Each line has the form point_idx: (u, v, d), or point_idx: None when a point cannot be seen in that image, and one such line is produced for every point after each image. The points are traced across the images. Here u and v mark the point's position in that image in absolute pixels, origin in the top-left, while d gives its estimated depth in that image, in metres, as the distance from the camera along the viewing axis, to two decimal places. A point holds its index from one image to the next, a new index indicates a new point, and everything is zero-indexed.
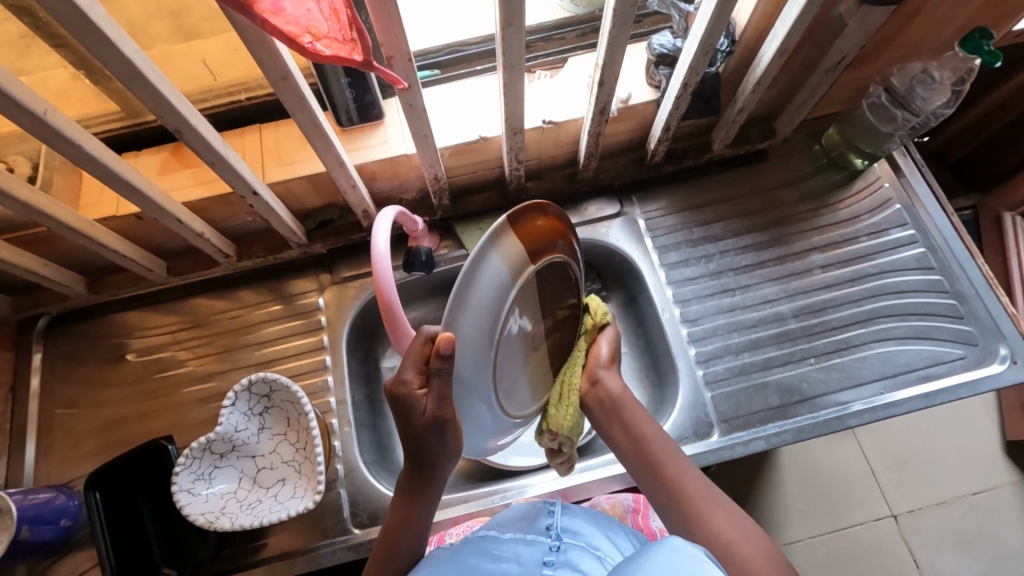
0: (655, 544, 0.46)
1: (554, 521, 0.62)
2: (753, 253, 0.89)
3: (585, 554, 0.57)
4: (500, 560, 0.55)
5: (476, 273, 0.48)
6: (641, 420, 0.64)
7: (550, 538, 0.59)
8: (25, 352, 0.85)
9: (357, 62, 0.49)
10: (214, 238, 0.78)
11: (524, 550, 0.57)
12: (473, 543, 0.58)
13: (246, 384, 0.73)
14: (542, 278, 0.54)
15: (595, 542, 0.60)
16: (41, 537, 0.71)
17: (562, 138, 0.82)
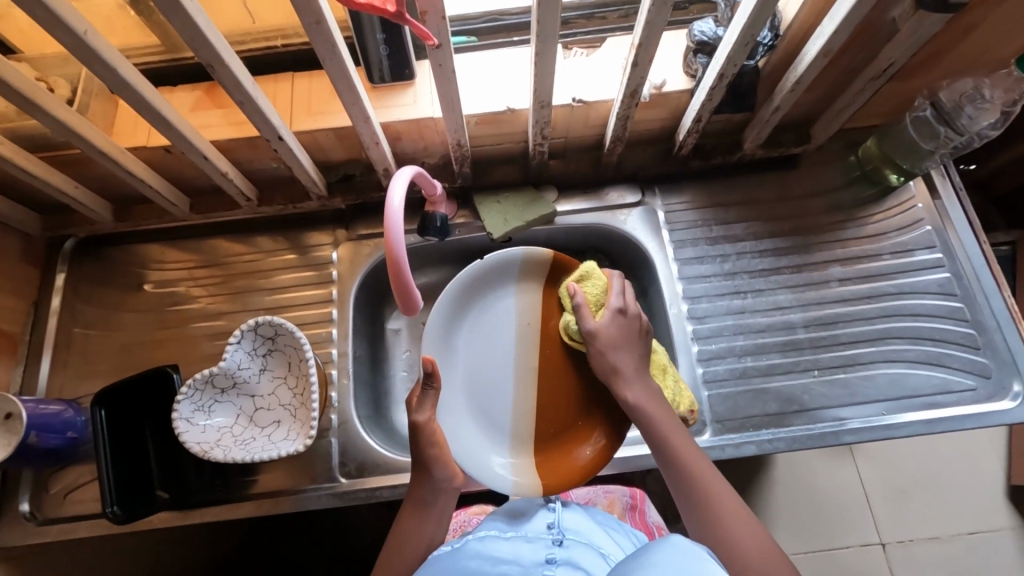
0: (654, 545, 0.47)
1: (556, 519, 0.64)
2: (771, 258, 0.87)
3: (584, 553, 0.60)
4: (500, 563, 0.57)
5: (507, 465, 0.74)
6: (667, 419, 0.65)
7: (551, 535, 0.61)
8: (49, 271, 0.88)
9: (390, 12, 0.50)
10: (238, 180, 0.80)
11: (522, 550, 0.58)
12: (475, 544, 0.59)
13: (251, 325, 0.74)
14: (559, 410, 0.76)
15: (598, 541, 0.63)
16: (47, 444, 0.74)
17: (592, 118, 0.81)
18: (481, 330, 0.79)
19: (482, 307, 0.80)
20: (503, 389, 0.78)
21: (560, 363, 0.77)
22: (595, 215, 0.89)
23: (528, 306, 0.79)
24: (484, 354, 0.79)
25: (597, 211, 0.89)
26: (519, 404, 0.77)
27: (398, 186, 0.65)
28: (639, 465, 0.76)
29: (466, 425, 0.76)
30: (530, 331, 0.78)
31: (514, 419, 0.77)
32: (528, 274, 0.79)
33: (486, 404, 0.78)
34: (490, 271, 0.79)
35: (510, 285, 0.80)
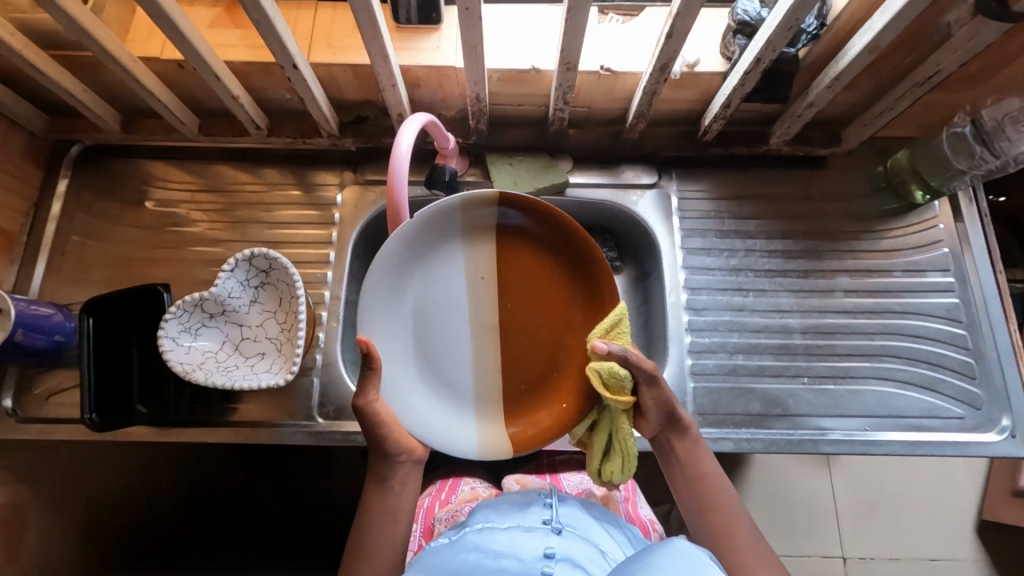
0: (661, 546, 0.51)
1: (551, 513, 0.67)
2: (780, 259, 0.85)
3: (580, 548, 0.62)
4: (500, 556, 0.58)
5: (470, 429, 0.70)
6: (694, 445, 0.65)
7: (548, 528, 0.64)
8: (52, 175, 0.88)
9: None
10: (249, 106, 0.78)
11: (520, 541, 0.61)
12: (474, 536, 0.61)
13: (247, 255, 0.74)
14: (518, 370, 0.71)
15: (592, 535, 0.67)
16: (32, 344, 0.74)
17: (618, 91, 0.78)
18: (429, 294, 0.69)
19: (428, 264, 0.69)
20: (457, 353, 0.70)
21: (521, 321, 0.70)
22: (606, 192, 0.87)
23: (481, 260, 0.70)
24: (434, 316, 0.70)
25: (610, 188, 0.87)
26: (476, 367, 0.71)
27: (406, 126, 0.65)
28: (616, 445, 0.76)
29: (422, 398, 0.69)
30: (485, 288, 0.70)
31: (472, 383, 0.71)
32: (477, 225, 0.69)
33: (439, 371, 0.70)
34: (432, 224, 0.67)
35: (459, 235, 0.69)
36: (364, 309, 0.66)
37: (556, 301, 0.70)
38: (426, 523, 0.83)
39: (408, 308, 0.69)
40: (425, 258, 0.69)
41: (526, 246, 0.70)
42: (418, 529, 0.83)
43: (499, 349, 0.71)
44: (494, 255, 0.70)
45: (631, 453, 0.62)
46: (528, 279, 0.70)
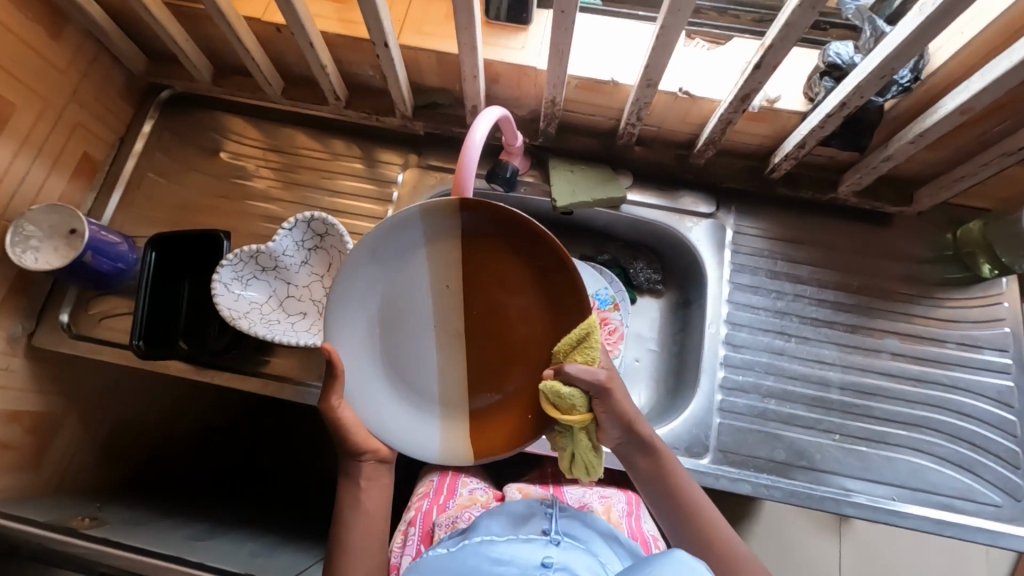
0: (658, 553, 0.51)
1: (551, 524, 0.71)
2: (828, 309, 0.83)
3: (579, 556, 0.65)
4: (499, 563, 0.62)
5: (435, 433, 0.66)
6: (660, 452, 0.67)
7: (547, 539, 0.68)
8: (141, 114, 0.93)
9: None
10: (334, 77, 0.80)
11: (519, 550, 0.64)
12: (474, 546, 0.65)
13: (306, 217, 0.77)
14: (485, 375, 0.65)
15: (593, 545, 0.69)
16: (97, 267, 0.78)
17: (692, 116, 0.78)
18: (392, 292, 0.63)
19: (388, 262, 0.62)
20: (422, 359, 0.65)
21: (489, 329, 0.64)
22: (661, 214, 0.87)
23: (444, 264, 0.62)
24: (398, 316, 0.64)
25: (664, 211, 0.87)
26: (441, 370, 0.65)
27: (479, 126, 0.62)
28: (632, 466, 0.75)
29: (387, 406, 0.65)
30: (450, 294, 0.63)
31: (439, 386, 0.66)
32: (438, 227, 0.61)
33: (403, 372, 0.65)
34: (389, 224, 0.60)
35: (423, 229, 0.61)
36: (325, 316, 0.62)
37: (524, 310, 0.62)
38: (424, 528, 0.81)
39: (368, 305, 0.63)
40: (385, 255, 0.62)
41: (497, 242, 0.61)
42: (415, 532, 0.82)
43: (466, 355, 0.65)
44: (462, 257, 0.62)
45: (594, 464, 0.62)
46: (496, 285, 0.62)
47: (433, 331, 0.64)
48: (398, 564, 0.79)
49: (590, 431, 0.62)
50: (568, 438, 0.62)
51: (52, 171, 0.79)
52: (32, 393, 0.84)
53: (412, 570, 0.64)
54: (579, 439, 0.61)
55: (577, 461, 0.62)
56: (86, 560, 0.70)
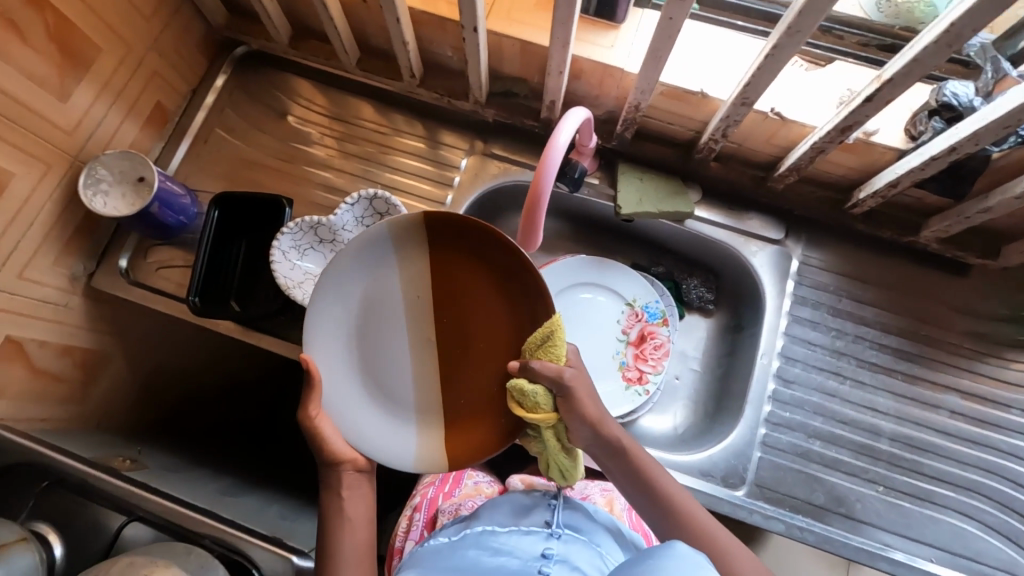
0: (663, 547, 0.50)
1: (553, 514, 0.71)
2: (889, 356, 0.80)
3: (581, 550, 0.67)
4: (497, 553, 0.66)
5: (414, 441, 0.68)
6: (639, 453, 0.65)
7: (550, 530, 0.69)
8: (214, 67, 0.92)
9: None
10: (413, 54, 0.78)
11: (519, 543, 0.67)
12: (476, 537, 0.69)
13: (369, 194, 0.76)
14: (459, 383, 0.68)
15: (593, 536, 0.70)
16: (162, 220, 0.80)
17: (779, 139, 0.74)
18: (368, 304, 0.67)
19: (363, 276, 0.66)
20: (397, 369, 0.68)
21: (461, 338, 0.67)
22: (725, 234, 0.84)
23: (416, 276, 0.66)
24: (375, 326, 0.67)
25: (729, 231, 0.84)
26: (416, 377, 0.68)
27: (564, 131, 0.60)
28: None
29: (365, 415, 0.67)
30: (422, 304, 0.67)
31: (415, 393, 0.68)
32: (408, 242, 0.66)
33: (380, 380, 0.68)
34: (361, 243, 0.64)
35: (395, 245, 0.66)
36: (309, 322, 0.65)
37: (491, 319, 0.66)
38: (428, 514, 0.82)
39: (346, 316, 0.67)
40: (360, 270, 0.66)
41: (463, 256, 0.66)
42: (420, 517, 0.82)
43: (439, 362, 0.67)
44: (433, 269, 0.66)
45: (567, 466, 0.64)
46: (465, 296, 0.67)
47: (407, 339, 0.67)
48: (403, 548, 0.81)
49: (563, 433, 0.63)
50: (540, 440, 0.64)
51: (127, 117, 0.80)
52: (86, 330, 0.86)
53: (414, 560, 0.69)
54: (548, 440, 0.63)
55: (553, 463, 0.64)
56: (119, 496, 0.72)
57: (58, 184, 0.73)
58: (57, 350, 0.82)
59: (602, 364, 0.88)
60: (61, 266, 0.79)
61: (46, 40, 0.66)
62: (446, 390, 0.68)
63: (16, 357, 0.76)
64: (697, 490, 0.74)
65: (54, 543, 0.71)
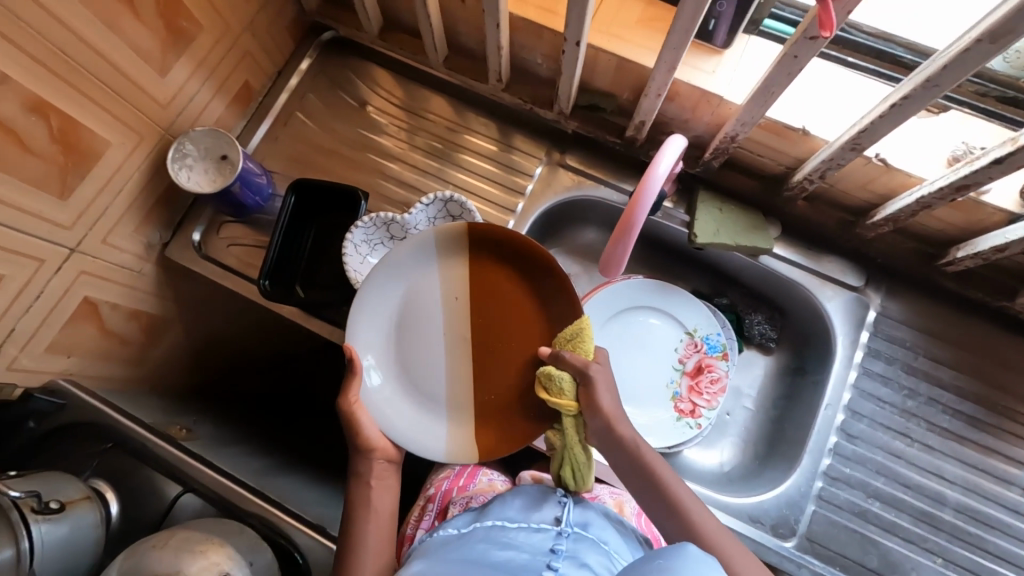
0: (673, 549, 0.49)
1: (564, 512, 0.65)
2: (963, 423, 0.76)
3: (593, 550, 0.60)
4: (506, 548, 0.59)
5: (447, 432, 0.70)
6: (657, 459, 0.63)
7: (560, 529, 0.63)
8: (301, 51, 0.93)
9: None
10: (504, 60, 0.77)
11: (529, 539, 0.61)
12: (484, 531, 0.63)
13: (445, 196, 0.76)
14: (492, 381, 0.69)
15: (604, 537, 0.64)
16: (241, 200, 0.81)
17: (878, 186, 0.71)
18: (408, 303, 0.70)
19: (403, 277, 0.70)
20: (432, 365, 0.70)
21: (495, 339, 0.69)
22: (801, 275, 0.81)
23: (454, 278, 0.69)
24: (413, 323, 0.70)
25: (804, 272, 0.81)
26: (450, 372, 0.70)
27: (666, 159, 0.58)
28: None
29: (399, 409, 0.70)
30: (459, 305, 0.69)
31: (448, 389, 0.70)
32: (448, 246, 0.69)
33: (415, 374, 0.70)
34: (404, 247, 0.68)
35: (436, 250, 0.69)
36: (353, 314, 0.68)
37: (523, 322, 0.69)
38: (439, 505, 0.76)
39: (386, 312, 0.70)
40: (401, 271, 0.69)
41: (498, 264, 0.69)
42: (433, 508, 0.76)
43: (472, 360, 0.69)
44: (470, 272, 0.69)
45: (581, 464, 0.66)
46: (500, 300, 0.69)
47: (443, 336, 0.70)
48: (413, 537, 0.75)
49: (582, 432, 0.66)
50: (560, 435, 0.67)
51: (216, 94, 0.81)
52: (154, 297, 0.88)
53: (420, 552, 0.63)
54: (569, 432, 0.66)
55: (569, 460, 0.66)
56: (176, 466, 0.73)
57: (148, 155, 0.75)
58: (126, 313, 0.83)
59: (654, 391, 0.87)
60: (139, 234, 0.81)
61: (155, 15, 0.67)
62: (479, 388, 0.70)
63: (90, 318, 0.77)
64: (744, 536, 0.72)
65: (111, 501, 0.73)
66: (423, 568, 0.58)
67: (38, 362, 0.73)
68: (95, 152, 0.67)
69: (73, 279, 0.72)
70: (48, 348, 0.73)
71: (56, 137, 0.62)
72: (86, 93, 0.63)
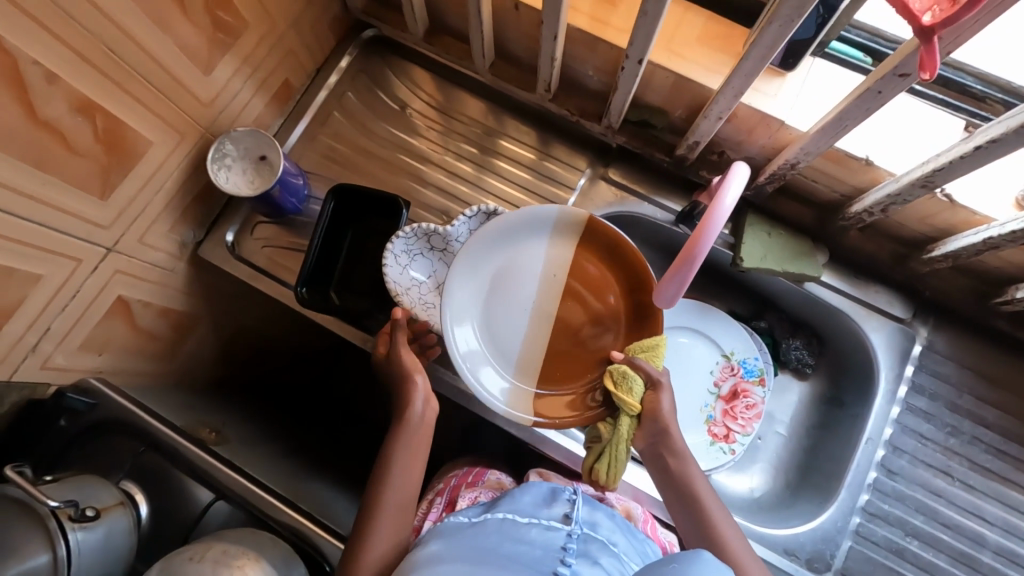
0: (691, 552, 0.49)
1: (573, 511, 0.67)
2: (1006, 464, 0.75)
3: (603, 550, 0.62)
4: (521, 541, 0.60)
5: (510, 394, 0.70)
6: (692, 467, 0.66)
7: (570, 527, 0.64)
8: (341, 48, 0.91)
9: (920, 24, 0.40)
10: (556, 70, 0.75)
11: (541, 535, 0.62)
12: (497, 523, 0.64)
13: (489, 209, 0.74)
14: (567, 358, 0.70)
15: (613, 539, 0.66)
16: (281, 204, 0.80)
17: (939, 222, 0.68)
18: (510, 268, 0.70)
19: (516, 244, 0.70)
20: (516, 330, 0.70)
21: (580, 324, 0.70)
22: (847, 304, 0.79)
23: (560, 256, 0.69)
24: (508, 288, 0.70)
25: (850, 301, 0.79)
26: (528, 341, 0.70)
27: (731, 193, 0.55)
28: None
29: (476, 365, 0.69)
30: (556, 284, 0.69)
31: (522, 356, 0.70)
32: (563, 225, 0.69)
33: (496, 334, 0.70)
34: (531, 214, 0.68)
35: (554, 228, 0.69)
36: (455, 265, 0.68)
37: (611, 315, 0.69)
38: (449, 497, 0.80)
39: (489, 271, 0.70)
40: (516, 238, 0.69)
41: (601, 258, 0.69)
42: (440, 500, 0.80)
43: (554, 338, 0.70)
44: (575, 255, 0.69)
45: (620, 462, 0.65)
46: (594, 291, 0.69)
47: (532, 309, 0.70)
48: (419, 527, 0.78)
49: (631, 433, 0.66)
50: (610, 427, 0.67)
51: (257, 93, 0.79)
52: (185, 295, 0.87)
53: (433, 534, 0.62)
54: (621, 428, 0.66)
55: (611, 454, 0.66)
56: (199, 467, 0.72)
57: (187, 155, 0.73)
58: (156, 311, 0.82)
59: (688, 414, 0.85)
60: (174, 233, 0.79)
61: (203, 14, 0.65)
62: (552, 362, 0.70)
63: (123, 316, 0.76)
64: (777, 569, 0.71)
65: (141, 503, 0.72)
66: (439, 550, 0.58)
67: (70, 361, 0.72)
68: (138, 152, 0.66)
69: (108, 278, 0.71)
70: (81, 345, 0.72)
71: (100, 137, 0.60)
72: (131, 93, 0.61)
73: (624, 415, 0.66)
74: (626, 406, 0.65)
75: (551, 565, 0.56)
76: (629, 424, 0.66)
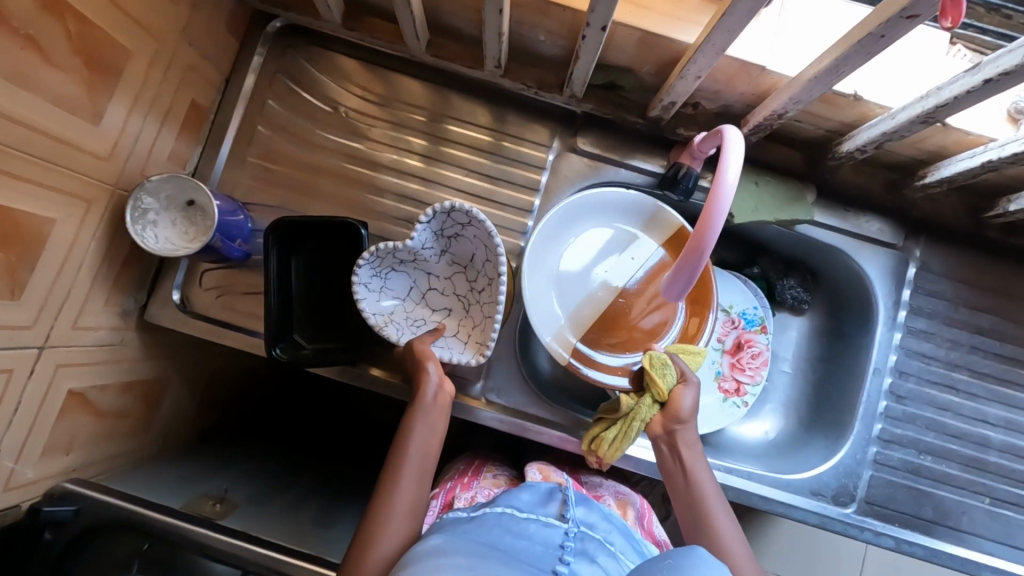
0: (683, 549, 0.45)
1: (569, 507, 0.64)
2: (1004, 366, 0.77)
3: (602, 550, 0.59)
4: (521, 537, 0.57)
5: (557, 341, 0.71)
6: (695, 457, 0.64)
7: (567, 523, 0.61)
8: (248, 49, 0.78)
9: None
10: (505, 43, 0.66)
11: (540, 533, 0.59)
12: (496, 517, 0.59)
13: (445, 207, 0.63)
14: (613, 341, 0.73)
15: (610, 538, 0.62)
16: (227, 253, 0.71)
17: (931, 145, 0.65)
18: (600, 238, 0.75)
19: (612, 220, 0.75)
20: (582, 290, 0.74)
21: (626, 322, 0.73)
22: (841, 238, 0.77)
23: (646, 246, 0.75)
24: (589, 252, 0.75)
25: (843, 235, 0.77)
26: (587, 302, 0.74)
27: (731, 173, 0.52)
28: (774, 508, 0.73)
29: (539, 300, 0.71)
30: (631, 266, 0.75)
31: (578, 313, 0.73)
32: (658, 222, 0.74)
33: (566, 285, 0.74)
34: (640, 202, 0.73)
35: (653, 222, 0.74)
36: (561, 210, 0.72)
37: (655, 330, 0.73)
38: (444, 500, 0.74)
39: (582, 233, 0.75)
40: (618, 214, 0.75)
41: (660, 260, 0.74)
42: (435, 504, 0.74)
43: (611, 310, 0.74)
44: (659, 247, 0.74)
45: (628, 434, 0.65)
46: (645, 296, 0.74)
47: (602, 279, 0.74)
48: None
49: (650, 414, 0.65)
50: (632, 401, 0.66)
51: (164, 125, 0.68)
52: (144, 363, 0.78)
53: (435, 528, 0.58)
54: (643, 406, 0.65)
55: (623, 421, 0.65)
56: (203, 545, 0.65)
57: (102, 220, 0.63)
58: (117, 389, 0.73)
59: (697, 373, 0.83)
60: (113, 304, 0.70)
61: (69, 53, 0.53)
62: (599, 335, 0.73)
63: (81, 408, 0.68)
64: (805, 511, 0.73)
65: None
66: (437, 541, 0.54)
67: (37, 471, 0.64)
68: (41, 236, 0.55)
69: (51, 376, 0.62)
70: (44, 451, 0.65)
71: None
72: (14, 173, 0.51)
73: (649, 399, 0.65)
74: (655, 390, 0.65)
75: (551, 564, 0.53)
76: (651, 410, 0.65)
